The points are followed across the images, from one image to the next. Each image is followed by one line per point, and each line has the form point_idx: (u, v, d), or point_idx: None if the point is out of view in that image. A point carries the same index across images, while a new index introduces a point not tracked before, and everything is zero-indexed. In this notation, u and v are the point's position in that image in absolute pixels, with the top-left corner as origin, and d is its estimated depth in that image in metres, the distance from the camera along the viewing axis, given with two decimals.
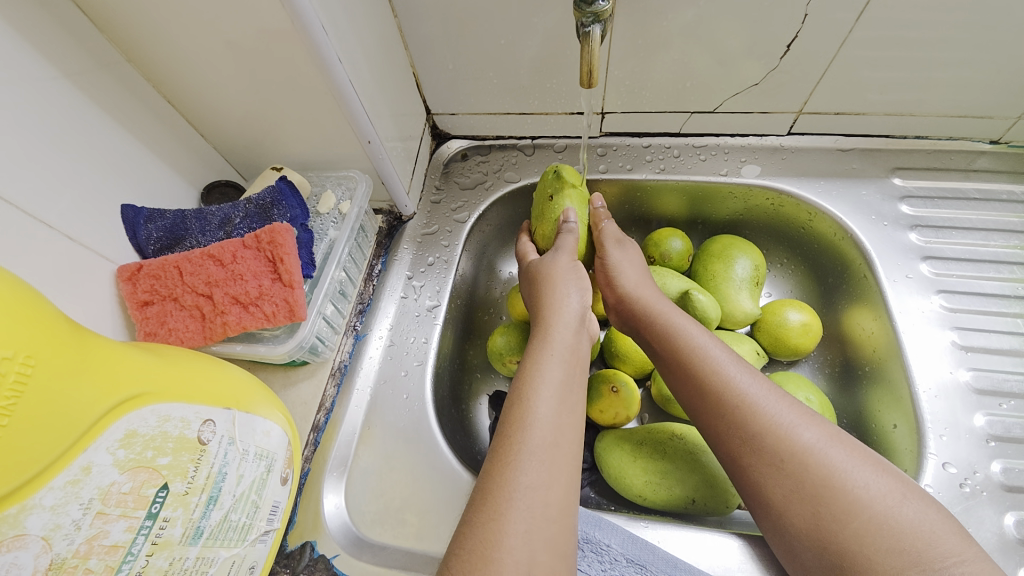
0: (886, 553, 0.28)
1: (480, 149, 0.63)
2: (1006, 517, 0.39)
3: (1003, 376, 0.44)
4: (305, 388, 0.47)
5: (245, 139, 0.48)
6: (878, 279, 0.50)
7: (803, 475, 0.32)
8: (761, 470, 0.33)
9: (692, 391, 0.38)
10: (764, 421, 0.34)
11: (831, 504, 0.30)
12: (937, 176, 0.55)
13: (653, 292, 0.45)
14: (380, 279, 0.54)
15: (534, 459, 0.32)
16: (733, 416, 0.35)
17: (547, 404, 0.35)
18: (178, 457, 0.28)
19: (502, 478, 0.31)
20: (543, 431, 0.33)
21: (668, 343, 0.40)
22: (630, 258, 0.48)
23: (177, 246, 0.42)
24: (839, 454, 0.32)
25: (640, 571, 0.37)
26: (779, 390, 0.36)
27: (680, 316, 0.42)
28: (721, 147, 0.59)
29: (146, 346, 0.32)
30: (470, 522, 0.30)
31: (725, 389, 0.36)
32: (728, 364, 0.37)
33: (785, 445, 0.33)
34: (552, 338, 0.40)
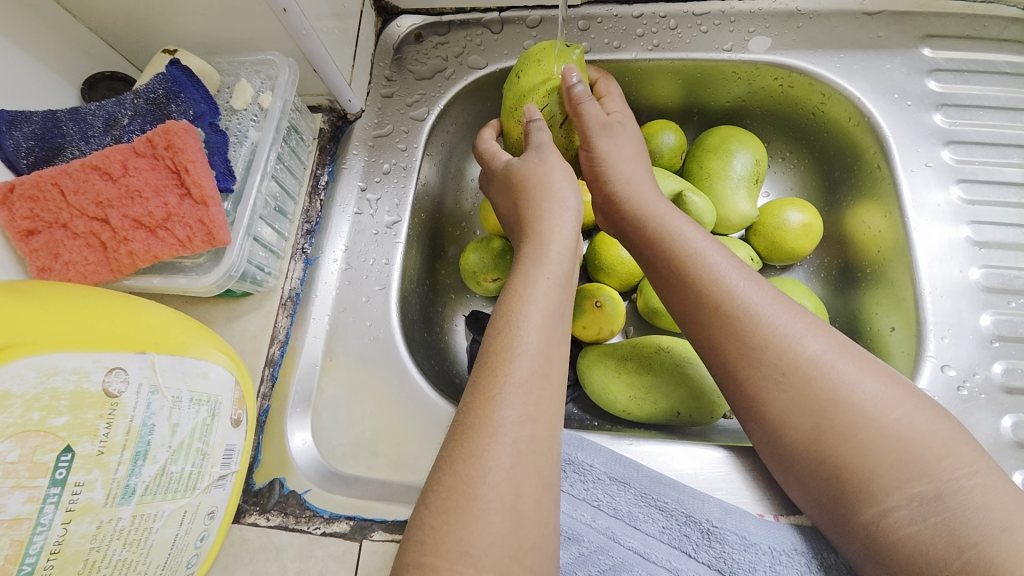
0: (889, 464, 0.27)
1: (437, 27, 0.52)
2: (1004, 419, 0.38)
3: (1015, 272, 0.41)
4: (252, 320, 0.41)
5: (125, 14, 0.37)
6: (894, 169, 0.44)
7: (805, 389, 0.29)
8: (759, 385, 0.30)
9: (685, 301, 0.34)
10: (765, 333, 0.30)
11: (836, 417, 0.28)
12: (972, 46, 0.47)
13: (648, 187, 0.39)
14: (327, 193, 0.46)
15: (521, 391, 0.28)
16: (731, 328, 0.31)
17: (535, 332, 0.30)
18: (80, 415, 0.23)
19: (482, 413, 0.28)
20: (530, 361, 0.29)
21: (661, 248, 0.35)
22: (626, 146, 0.40)
23: (57, 159, 0.33)
24: (846, 365, 0.29)
25: (624, 488, 0.36)
26: (783, 297, 0.32)
27: (679, 219, 0.36)
28: (727, 14, 0.49)
29: (10, 285, 0.26)
30: (446, 460, 0.27)
31: (725, 300, 0.32)
32: (728, 271, 0.33)
33: (787, 357, 0.30)
34: (543, 254, 0.34)
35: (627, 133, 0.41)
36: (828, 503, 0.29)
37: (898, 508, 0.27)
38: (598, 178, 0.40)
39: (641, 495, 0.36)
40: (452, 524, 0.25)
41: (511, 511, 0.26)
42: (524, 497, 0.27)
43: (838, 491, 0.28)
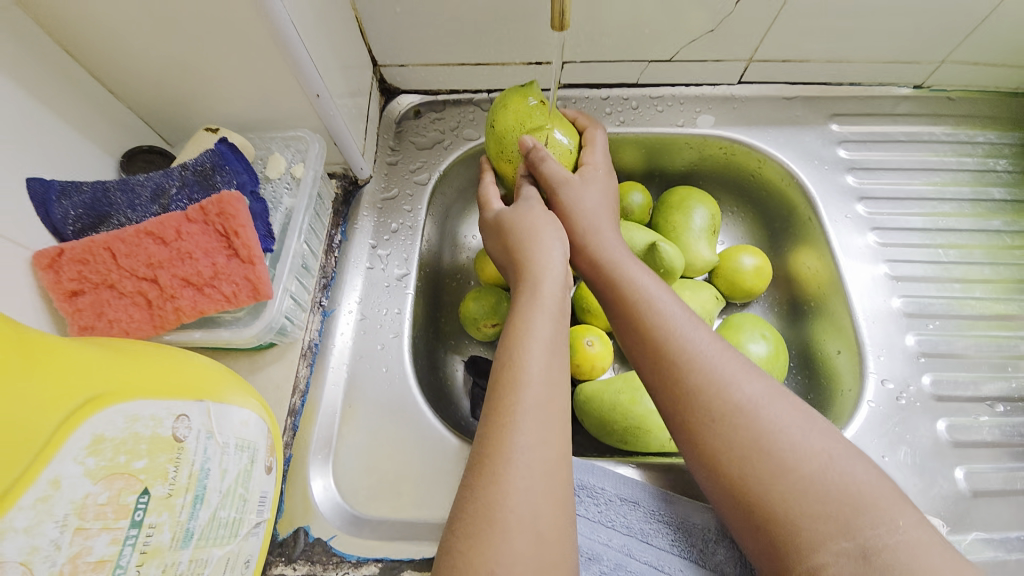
0: (811, 516, 0.28)
1: (434, 104, 0.59)
2: (938, 423, 0.45)
3: (928, 300, 0.50)
4: (275, 371, 0.43)
5: (167, 96, 0.41)
6: (822, 220, 0.54)
7: (735, 434, 0.31)
8: (696, 428, 0.33)
9: (640, 347, 0.37)
10: (701, 379, 0.33)
11: (762, 460, 0.30)
12: (869, 121, 0.59)
13: (609, 237, 0.43)
14: (341, 250, 0.50)
15: (532, 417, 0.32)
16: (671, 372, 0.35)
17: (538, 362, 0.34)
18: (154, 459, 0.25)
19: (499, 442, 0.31)
20: (537, 389, 0.33)
21: (619, 301, 0.39)
22: (597, 195, 0.45)
23: (103, 225, 0.36)
24: (773, 410, 0.32)
25: (635, 507, 0.40)
26: (725, 346, 0.36)
27: (636, 267, 0.40)
28: (678, 98, 0.59)
29: (101, 342, 0.28)
30: (469, 483, 0.30)
31: (668, 348, 0.35)
32: (672, 322, 0.36)
33: (720, 403, 0.32)
34: (537, 294, 0.38)
35: (595, 182, 0.46)
36: (763, 555, 0.30)
37: (826, 563, 0.27)
38: (565, 223, 0.45)
39: (651, 512, 0.39)
40: (480, 545, 0.28)
41: (538, 527, 0.29)
42: (546, 513, 0.30)
43: (769, 542, 0.30)
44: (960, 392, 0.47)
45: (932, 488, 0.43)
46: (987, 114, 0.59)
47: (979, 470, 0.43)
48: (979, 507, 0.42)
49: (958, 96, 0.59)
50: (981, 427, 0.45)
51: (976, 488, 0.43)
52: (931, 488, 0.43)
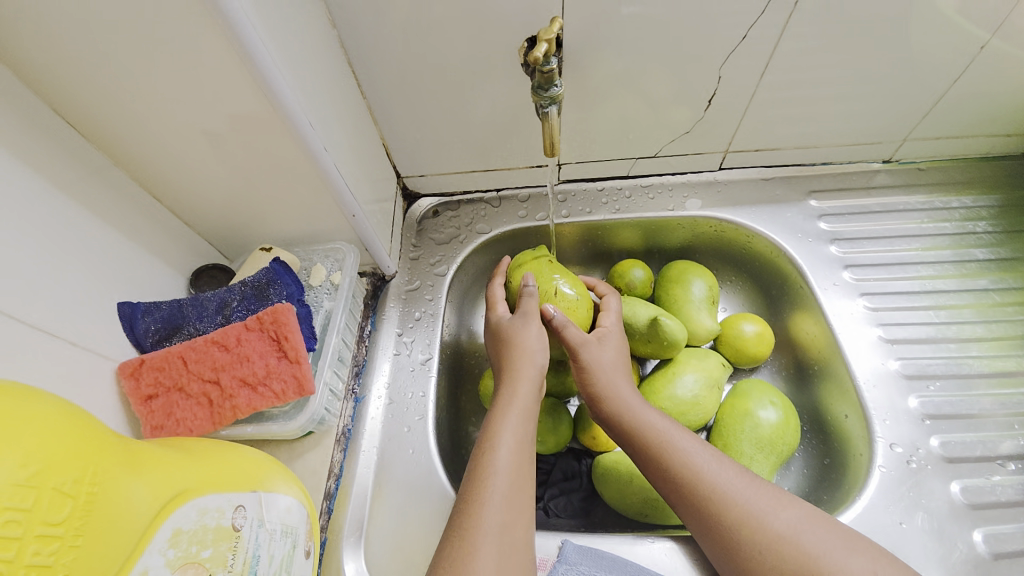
0: None
1: (450, 204, 0.68)
2: (953, 486, 0.46)
3: (926, 360, 0.52)
4: (311, 458, 0.47)
5: (228, 222, 0.50)
6: (812, 287, 0.58)
7: (782, 564, 0.34)
8: (748, 565, 0.36)
9: (670, 488, 0.40)
10: (737, 514, 0.37)
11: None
12: (845, 195, 0.64)
13: (623, 386, 0.47)
14: (371, 339, 0.56)
15: (501, 503, 0.36)
16: (709, 512, 0.38)
17: (509, 453, 0.39)
18: (218, 547, 0.29)
19: (471, 525, 0.35)
20: (506, 478, 0.37)
21: (638, 443, 0.43)
22: (610, 355, 0.48)
23: (175, 335, 0.42)
24: (811, 537, 0.35)
25: None
26: (746, 474, 0.39)
27: (651, 414, 0.44)
28: (666, 185, 0.66)
29: (168, 442, 0.33)
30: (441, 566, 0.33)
31: (696, 486, 0.39)
32: (694, 458, 0.40)
33: (759, 536, 0.36)
34: (515, 390, 0.43)
35: (611, 345, 0.49)
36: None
37: None
38: (583, 381, 0.48)
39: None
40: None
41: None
42: None
43: None
44: (970, 453, 0.47)
45: (951, 553, 0.43)
46: (962, 179, 0.63)
47: (998, 532, 0.43)
48: (1001, 571, 0.42)
49: (930, 166, 0.64)
50: (995, 487, 0.45)
51: (998, 552, 0.43)
52: (950, 554, 0.43)
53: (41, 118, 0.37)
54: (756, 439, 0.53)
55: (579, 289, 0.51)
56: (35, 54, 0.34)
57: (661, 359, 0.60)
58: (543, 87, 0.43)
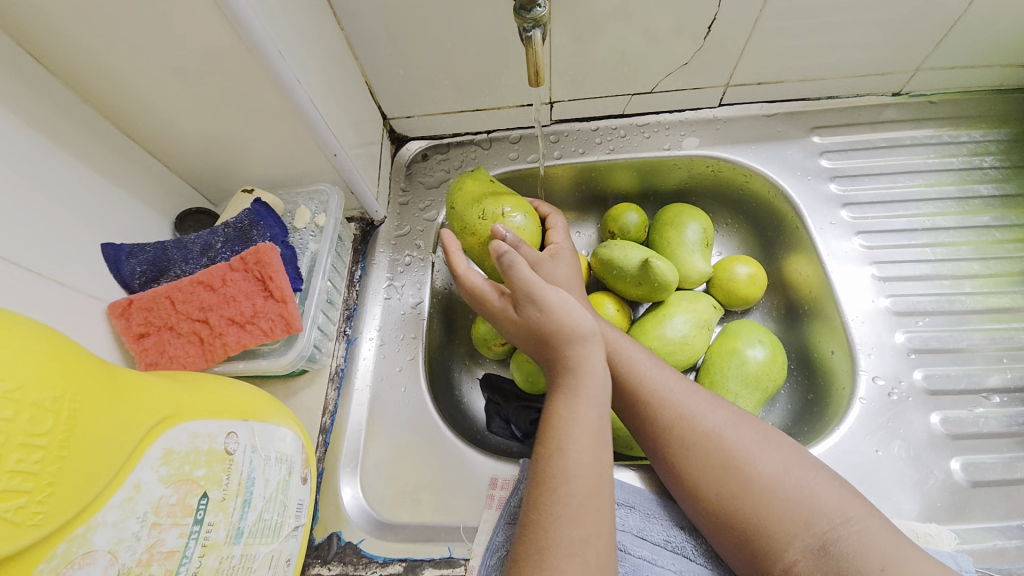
0: (781, 516, 0.35)
1: (439, 147, 0.66)
2: (932, 417, 0.46)
3: (918, 298, 0.52)
4: (307, 394, 0.49)
5: (209, 165, 0.49)
6: (808, 228, 0.57)
7: (709, 455, 0.38)
8: (676, 458, 0.39)
9: (617, 393, 0.42)
10: (674, 413, 0.40)
11: (733, 479, 0.37)
12: (850, 131, 0.61)
13: (578, 302, 0.47)
14: (362, 284, 0.56)
15: (579, 510, 0.34)
16: (648, 412, 0.40)
17: (581, 456, 0.36)
18: (211, 468, 0.30)
19: (548, 533, 0.33)
20: (582, 482, 0.35)
21: None
22: (566, 269, 0.49)
23: (162, 277, 0.43)
24: (736, 433, 0.38)
25: (631, 510, 0.43)
26: (687, 381, 0.42)
27: (602, 325, 0.45)
28: (663, 123, 0.64)
29: (165, 374, 0.33)
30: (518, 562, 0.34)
31: (642, 390, 0.41)
32: (642, 365, 0.42)
33: (693, 431, 0.39)
34: (578, 373, 0.38)
35: (564, 259, 0.50)
36: (743, 560, 0.37)
37: (797, 561, 0.34)
38: None
39: (646, 514, 0.43)
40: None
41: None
42: None
43: (756, 552, 0.35)
44: (954, 386, 0.48)
45: (927, 480, 0.44)
46: (974, 112, 0.60)
47: (978, 461, 0.44)
48: (979, 498, 0.43)
49: (941, 99, 0.60)
50: (977, 419, 0.46)
51: (976, 480, 0.44)
52: (926, 481, 0.44)
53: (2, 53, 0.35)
54: (741, 376, 0.53)
55: (524, 212, 0.50)
56: None
57: (653, 302, 0.60)
58: (526, 7, 0.41)
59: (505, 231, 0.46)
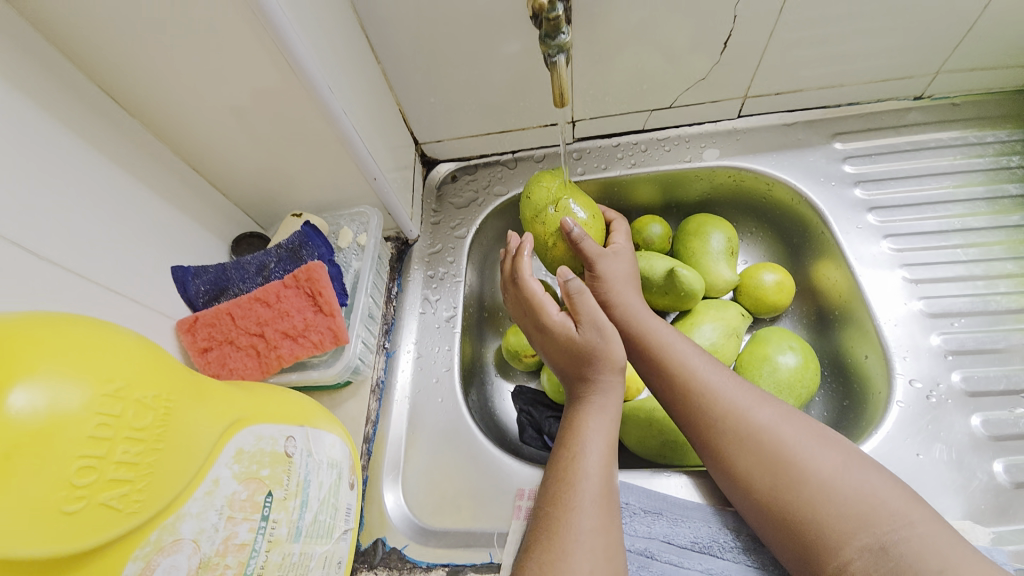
0: (835, 513, 0.35)
1: (467, 168, 0.69)
2: (973, 419, 0.46)
3: (952, 299, 0.51)
4: (350, 405, 0.52)
5: (261, 192, 0.53)
6: (834, 233, 0.57)
7: (760, 449, 0.38)
8: (729, 448, 0.40)
9: (666, 384, 0.44)
10: (724, 406, 0.40)
11: (788, 472, 0.37)
12: (872, 136, 0.62)
13: (633, 298, 0.48)
14: (398, 299, 0.59)
15: (593, 504, 0.37)
16: (699, 403, 0.41)
17: (597, 458, 0.39)
18: (275, 469, 0.33)
19: (564, 523, 0.36)
20: (597, 480, 0.38)
21: (644, 350, 0.45)
22: (623, 266, 0.50)
23: (222, 295, 0.47)
24: (790, 429, 0.38)
25: (658, 516, 0.44)
26: (738, 377, 0.42)
27: (654, 321, 0.46)
28: (683, 137, 0.65)
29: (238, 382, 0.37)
30: (538, 547, 0.35)
31: (691, 383, 0.42)
32: (691, 358, 0.43)
33: (744, 424, 0.39)
34: (605, 387, 0.41)
35: (623, 256, 0.51)
36: (796, 555, 0.37)
37: (854, 560, 0.33)
38: (596, 289, 0.49)
39: (673, 519, 0.44)
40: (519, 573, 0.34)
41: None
42: None
43: (806, 546, 0.36)
44: (993, 387, 0.47)
45: (970, 482, 0.43)
46: (1000, 112, 0.60)
47: (1019, 462, 0.43)
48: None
49: (965, 100, 0.60)
50: (1018, 420, 0.45)
51: (1020, 481, 0.43)
52: (968, 484, 0.43)
53: (90, 99, 0.40)
54: (774, 382, 0.53)
55: (591, 212, 0.53)
56: (77, 33, 0.36)
57: (681, 311, 0.61)
58: (550, 35, 0.43)
59: (570, 224, 0.49)
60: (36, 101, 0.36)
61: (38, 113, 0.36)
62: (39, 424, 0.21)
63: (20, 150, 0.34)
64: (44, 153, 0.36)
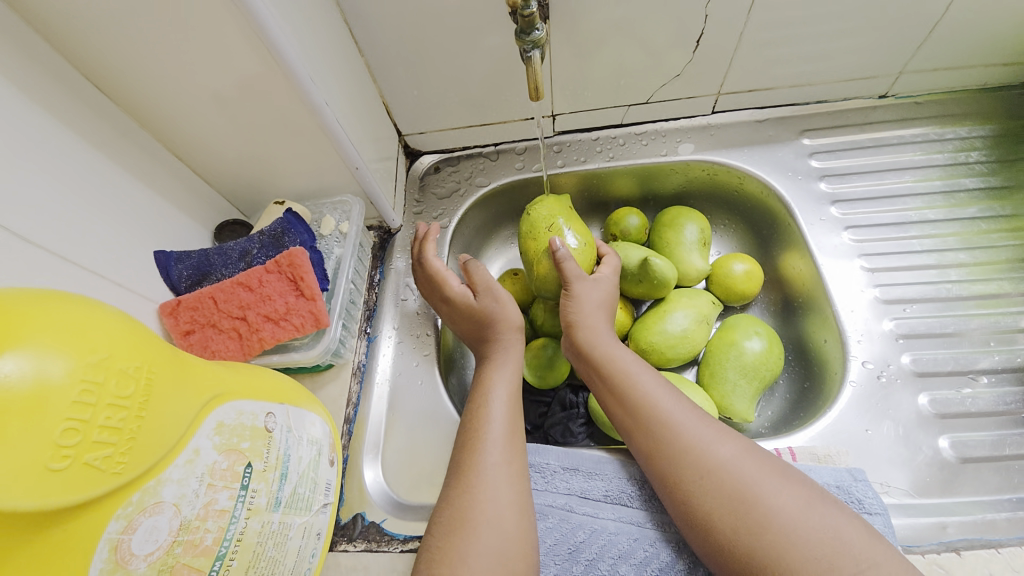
0: (796, 557, 0.35)
1: (450, 160, 0.71)
2: (921, 398, 0.49)
3: (908, 287, 0.54)
4: (332, 388, 0.53)
5: (244, 180, 0.54)
6: (799, 224, 0.60)
7: (722, 489, 0.38)
8: (691, 486, 0.40)
9: (627, 416, 0.45)
10: (686, 442, 0.41)
11: (751, 512, 0.37)
12: (839, 132, 0.64)
13: (599, 324, 0.51)
14: (380, 286, 0.61)
15: (497, 443, 0.43)
16: (660, 437, 0.42)
17: (500, 405, 0.45)
18: (254, 442, 0.34)
19: (472, 460, 0.41)
20: (501, 425, 0.44)
21: (608, 380, 0.47)
22: (598, 294, 0.52)
23: (205, 280, 0.48)
24: (749, 466, 0.39)
25: (575, 472, 0.49)
26: (700, 413, 0.44)
27: (619, 350, 0.49)
28: (659, 131, 0.68)
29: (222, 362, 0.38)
30: (452, 487, 0.41)
31: (654, 416, 0.43)
32: (654, 390, 0.45)
33: (705, 461, 0.40)
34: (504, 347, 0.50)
35: (601, 286, 0.53)
36: None
37: None
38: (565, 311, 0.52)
39: (589, 474, 0.48)
40: (457, 542, 0.37)
41: (503, 525, 0.39)
42: (511, 518, 0.39)
43: None
44: (942, 368, 0.50)
45: (917, 456, 0.46)
46: (959, 110, 0.63)
47: (965, 439, 0.47)
48: (967, 473, 0.45)
49: (926, 99, 0.63)
50: (965, 399, 0.48)
51: (967, 457, 0.46)
52: (916, 458, 0.46)
53: (74, 87, 0.41)
54: (740, 366, 0.56)
55: (585, 239, 0.55)
56: (59, 20, 0.37)
57: (654, 299, 0.63)
58: (525, 31, 0.45)
59: (557, 244, 0.52)
60: (21, 88, 0.37)
61: (24, 101, 0.37)
62: (24, 389, 0.22)
63: (4, 135, 0.35)
64: (29, 139, 0.37)
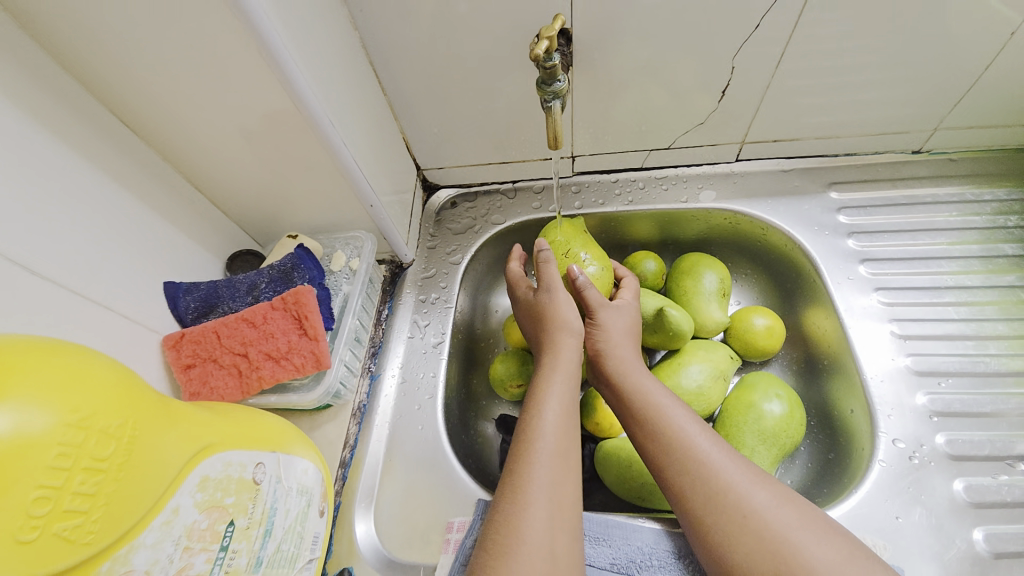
0: None
1: (467, 196, 0.70)
2: (955, 483, 0.45)
3: (941, 358, 0.51)
4: (329, 429, 0.52)
5: (261, 212, 0.54)
6: (825, 282, 0.57)
7: (762, 535, 0.36)
8: (726, 532, 0.37)
9: (657, 449, 0.42)
10: (723, 481, 0.38)
11: (789, 563, 0.34)
12: (869, 187, 0.62)
13: (629, 352, 0.49)
14: (388, 322, 0.60)
15: (548, 460, 0.39)
16: (693, 474, 0.39)
17: (553, 416, 0.42)
18: (240, 496, 0.33)
19: (523, 478, 0.38)
20: (553, 439, 0.40)
21: (638, 407, 0.44)
22: (623, 319, 0.51)
23: (212, 312, 0.48)
24: (785, 513, 0.36)
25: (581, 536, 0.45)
26: (736, 454, 0.41)
27: (648, 380, 0.46)
28: (680, 176, 0.66)
29: (211, 408, 0.36)
30: (500, 506, 0.37)
31: (687, 451, 0.40)
32: (685, 425, 0.42)
33: (744, 502, 0.37)
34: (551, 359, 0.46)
35: (625, 309, 0.52)
36: None
37: None
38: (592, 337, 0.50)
39: (595, 539, 0.45)
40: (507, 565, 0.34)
41: (556, 553, 0.35)
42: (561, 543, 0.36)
43: None
44: (978, 452, 0.46)
45: (949, 550, 0.42)
46: (998, 171, 0.60)
47: (998, 531, 0.43)
48: (1000, 570, 0.41)
49: (963, 157, 0.61)
50: (1000, 487, 0.44)
51: (998, 551, 0.42)
52: (948, 550, 0.42)
53: (101, 121, 0.42)
54: (759, 431, 0.53)
55: (603, 265, 0.54)
56: (90, 60, 0.38)
57: (670, 350, 0.60)
58: (547, 82, 0.45)
59: (577, 273, 0.51)
60: (44, 124, 0.37)
61: (47, 136, 0.38)
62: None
63: (25, 170, 0.36)
64: (48, 173, 0.38)
